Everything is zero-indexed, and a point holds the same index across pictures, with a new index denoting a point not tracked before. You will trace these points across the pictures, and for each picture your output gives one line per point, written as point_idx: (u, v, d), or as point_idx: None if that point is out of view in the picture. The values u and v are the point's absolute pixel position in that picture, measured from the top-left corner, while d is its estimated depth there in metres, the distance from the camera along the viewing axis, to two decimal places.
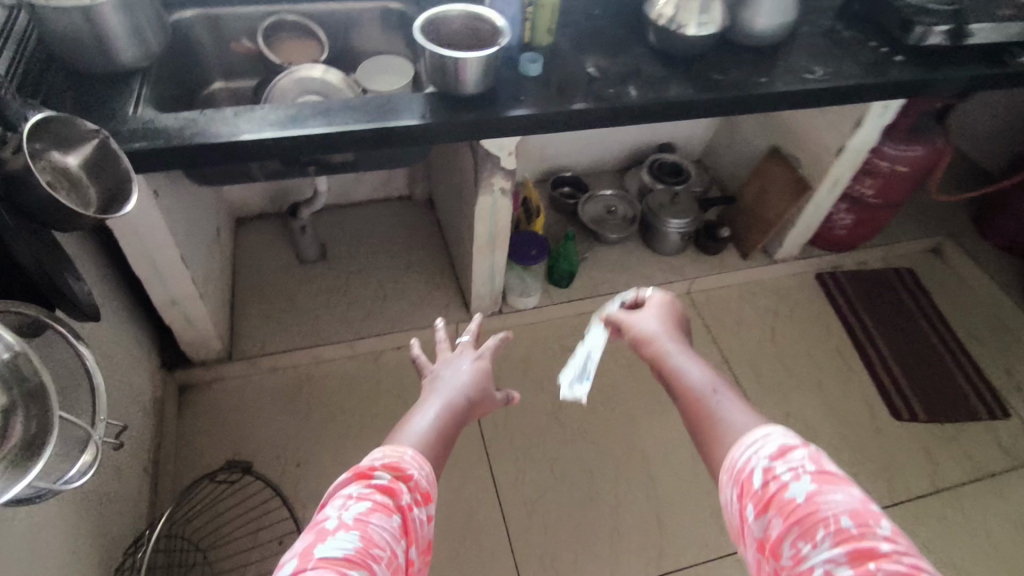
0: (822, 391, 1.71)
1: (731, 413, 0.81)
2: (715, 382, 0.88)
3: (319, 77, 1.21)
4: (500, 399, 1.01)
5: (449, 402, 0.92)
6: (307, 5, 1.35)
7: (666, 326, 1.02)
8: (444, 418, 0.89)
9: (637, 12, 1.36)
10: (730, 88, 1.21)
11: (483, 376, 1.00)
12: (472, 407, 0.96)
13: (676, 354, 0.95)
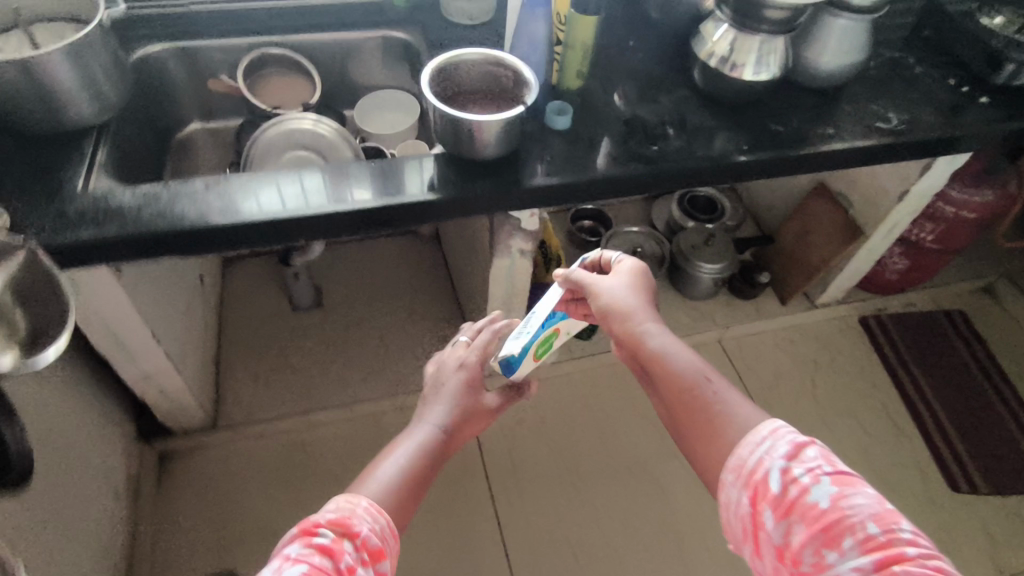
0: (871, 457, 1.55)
1: (732, 406, 0.76)
2: (702, 367, 0.81)
3: (309, 129, 1.03)
4: (491, 408, 1.01)
5: (426, 434, 0.91)
6: (296, 36, 1.16)
7: (637, 294, 0.90)
8: (423, 447, 0.89)
9: (678, 46, 1.17)
10: (792, 142, 1.03)
11: (467, 390, 0.99)
12: (459, 428, 0.96)
13: (654, 331, 0.84)
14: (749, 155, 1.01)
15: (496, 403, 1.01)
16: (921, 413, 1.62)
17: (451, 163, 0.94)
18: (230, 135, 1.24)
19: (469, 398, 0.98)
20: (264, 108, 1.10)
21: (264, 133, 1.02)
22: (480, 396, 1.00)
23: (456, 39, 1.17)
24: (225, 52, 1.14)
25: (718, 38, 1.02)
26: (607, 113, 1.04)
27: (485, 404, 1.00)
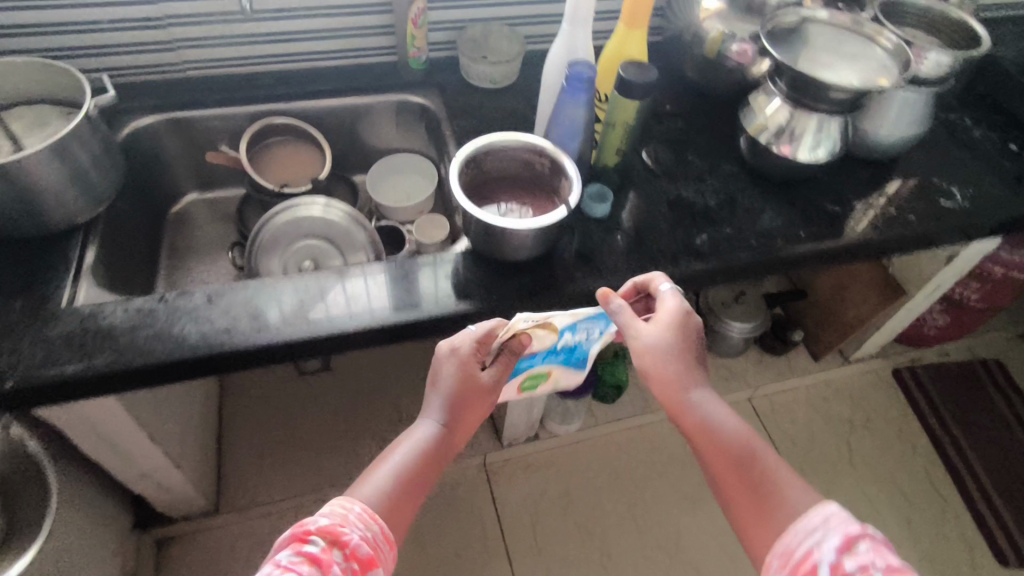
0: (911, 527, 1.47)
1: (779, 483, 0.70)
2: (748, 437, 0.74)
3: (320, 215, 0.93)
4: (494, 383, 0.77)
5: (421, 437, 0.74)
6: (303, 102, 1.06)
7: (675, 346, 0.76)
8: (418, 449, 0.73)
9: (720, 109, 1.07)
10: (851, 226, 0.95)
11: (465, 368, 0.76)
12: (459, 417, 0.75)
13: (696, 389, 0.76)
14: (807, 243, 0.92)
15: (497, 377, 0.77)
16: (963, 476, 1.56)
17: (482, 263, 0.85)
18: (231, 205, 1.14)
19: (467, 385, 0.76)
20: (271, 187, 1.00)
21: (271, 217, 0.92)
22: (480, 375, 0.77)
23: (478, 104, 1.07)
24: (226, 121, 1.04)
25: (771, 112, 0.94)
26: (649, 194, 0.96)
27: (486, 380, 0.77)
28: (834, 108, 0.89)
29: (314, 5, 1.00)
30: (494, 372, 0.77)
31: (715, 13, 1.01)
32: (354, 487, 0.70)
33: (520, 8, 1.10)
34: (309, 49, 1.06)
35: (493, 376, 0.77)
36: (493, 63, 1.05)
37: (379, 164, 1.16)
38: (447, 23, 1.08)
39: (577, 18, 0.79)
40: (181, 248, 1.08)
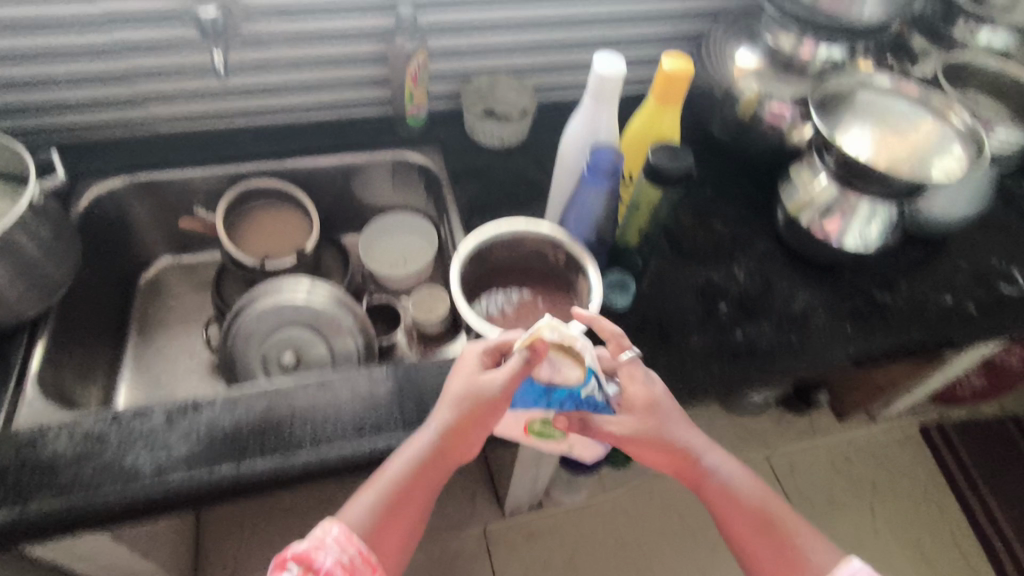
0: None
1: (805, 548, 0.65)
2: (770, 501, 0.68)
3: (301, 301, 0.83)
4: (501, 390, 0.62)
5: (415, 445, 0.64)
6: (288, 161, 0.96)
7: (664, 415, 0.66)
8: (411, 463, 0.63)
9: (750, 176, 0.97)
10: (902, 318, 0.84)
11: (470, 371, 0.65)
12: (462, 429, 0.63)
13: (706, 452, 0.68)
14: (855, 339, 0.81)
15: (503, 383, 0.62)
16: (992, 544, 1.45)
17: None
18: (209, 270, 1.03)
19: (469, 389, 0.63)
20: (250, 263, 0.89)
21: (256, 296, 0.83)
22: (485, 378, 0.63)
23: (483, 167, 0.96)
24: (202, 183, 0.94)
25: (817, 185, 0.83)
26: (674, 281, 0.85)
27: (491, 384, 0.62)
28: (892, 194, 0.78)
29: (302, 57, 0.89)
30: (502, 373, 0.62)
31: (749, 71, 0.90)
32: (344, 509, 0.63)
33: (532, 58, 0.99)
34: (295, 103, 0.95)
35: (501, 378, 0.62)
36: (502, 122, 0.94)
37: (374, 226, 1.05)
38: (450, 74, 0.97)
39: (602, 95, 0.68)
40: (152, 321, 0.98)
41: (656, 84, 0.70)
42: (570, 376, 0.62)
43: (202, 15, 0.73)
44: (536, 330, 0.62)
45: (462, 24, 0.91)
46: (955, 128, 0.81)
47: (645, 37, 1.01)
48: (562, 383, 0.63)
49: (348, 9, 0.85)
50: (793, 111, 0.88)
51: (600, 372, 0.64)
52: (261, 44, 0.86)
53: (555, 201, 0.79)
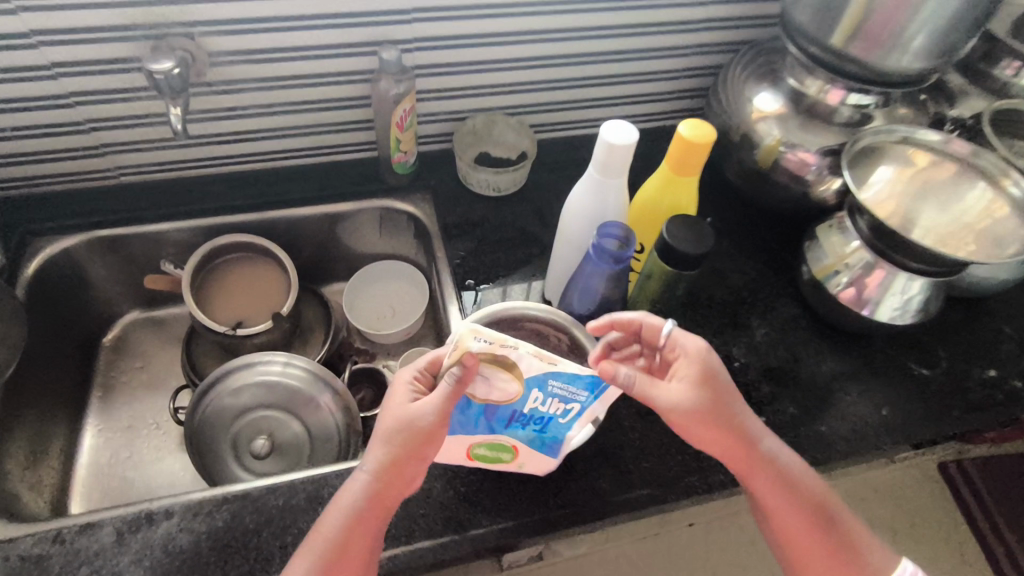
0: None
1: (861, 552, 0.60)
2: (826, 496, 0.60)
3: (274, 379, 0.76)
4: (433, 419, 0.52)
5: (350, 488, 0.55)
6: (263, 212, 0.87)
7: (725, 394, 0.56)
8: (347, 511, 0.54)
9: (771, 227, 0.88)
10: (943, 398, 0.76)
11: (396, 403, 0.55)
12: (394, 467, 0.54)
13: (766, 441, 0.59)
14: (892, 424, 0.73)
15: (432, 412, 0.52)
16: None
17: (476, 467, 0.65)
18: (181, 325, 0.95)
19: (396, 423, 0.54)
20: (221, 331, 0.81)
21: (235, 369, 0.76)
22: (412, 405, 0.54)
23: (478, 219, 0.87)
24: (168, 238, 0.85)
25: (849, 249, 0.75)
26: None
27: (419, 414, 0.53)
28: (928, 266, 0.69)
29: (275, 101, 0.80)
30: (429, 400, 0.53)
31: (769, 115, 0.81)
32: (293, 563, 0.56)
33: (531, 96, 0.90)
34: (270, 149, 0.87)
35: (428, 406, 0.53)
36: (497, 171, 0.85)
37: (358, 278, 0.96)
38: (442, 115, 0.88)
39: (609, 167, 0.60)
40: (115, 386, 0.89)
41: (670, 152, 0.61)
42: (508, 392, 0.53)
43: (155, 70, 0.64)
44: (457, 343, 0.51)
45: (452, 64, 0.82)
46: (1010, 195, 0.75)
47: (656, 72, 0.92)
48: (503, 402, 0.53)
49: (324, 50, 0.76)
50: (817, 162, 0.79)
51: (549, 387, 0.53)
52: (228, 88, 0.77)
53: (559, 270, 0.71)
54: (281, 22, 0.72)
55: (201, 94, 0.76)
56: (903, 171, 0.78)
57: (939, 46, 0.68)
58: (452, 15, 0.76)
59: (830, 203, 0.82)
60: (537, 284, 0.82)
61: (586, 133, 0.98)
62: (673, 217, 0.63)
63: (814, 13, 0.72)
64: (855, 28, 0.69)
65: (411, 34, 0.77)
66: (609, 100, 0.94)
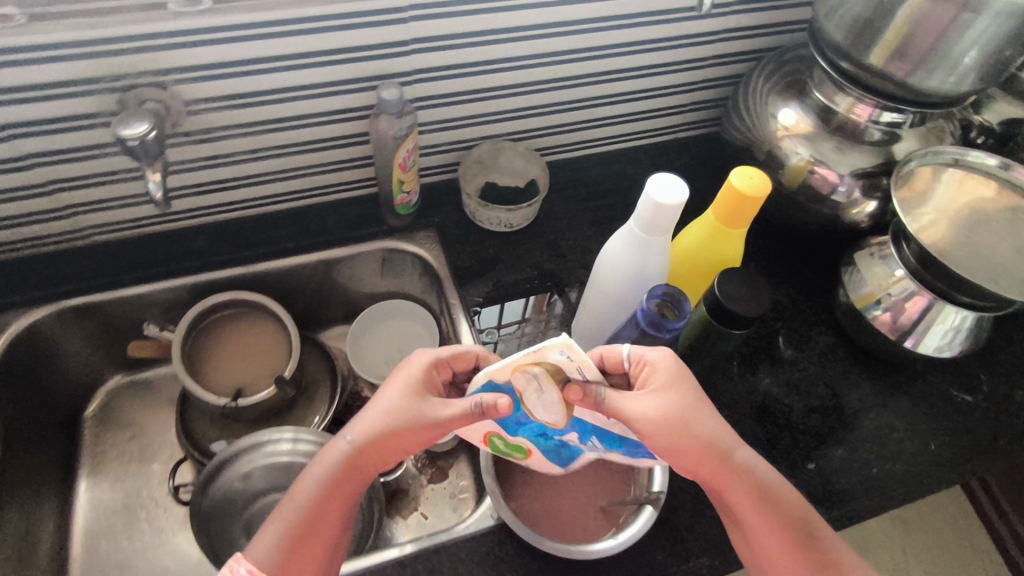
0: None
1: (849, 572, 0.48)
2: (805, 512, 0.50)
3: (285, 458, 0.68)
4: (446, 423, 0.50)
5: (330, 457, 0.51)
6: (254, 265, 0.79)
7: (687, 399, 0.50)
8: (322, 481, 0.50)
9: (798, 249, 0.85)
10: (989, 425, 0.73)
11: (408, 386, 0.52)
12: (392, 444, 0.50)
13: (733, 443, 0.50)
14: (942, 460, 0.71)
15: (451, 418, 0.50)
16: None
17: (522, 549, 0.61)
18: (169, 386, 0.87)
19: (403, 406, 0.51)
20: (222, 404, 0.73)
21: (249, 446, 0.68)
22: (427, 402, 0.51)
23: (491, 259, 0.81)
24: (151, 300, 0.77)
25: (896, 275, 0.70)
26: (730, 398, 0.72)
27: (432, 411, 0.50)
28: (982, 302, 0.65)
29: (261, 146, 0.72)
30: (450, 405, 0.50)
31: (798, 133, 0.76)
32: (255, 536, 0.50)
33: (539, 120, 0.83)
34: (257, 195, 0.79)
35: (445, 408, 0.50)
36: (511, 209, 0.79)
37: (361, 321, 0.88)
38: (444, 146, 0.81)
39: (656, 225, 0.54)
40: (103, 463, 0.81)
41: (721, 203, 0.56)
42: (552, 416, 0.49)
43: (126, 136, 0.55)
44: (540, 351, 0.46)
45: (456, 95, 0.75)
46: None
47: (669, 86, 0.86)
48: (544, 420, 0.50)
49: (315, 90, 0.68)
50: (846, 184, 0.74)
51: (588, 437, 0.53)
52: (208, 137, 0.69)
53: (594, 323, 0.66)
54: (265, 64, 0.63)
55: (178, 144, 0.68)
56: (947, 196, 0.72)
57: (991, 64, 0.63)
58: (456, 43, 0.69)
59: (863, 224, 0.78)
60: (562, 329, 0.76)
61: (596, 152, 0.92)
62: (723, 271, 0.58)
63: (850, 28, 0.67)
64: (898, 45, 0.64)
65: (410, 67, 0.69)
66: (620, 118, 0.88)
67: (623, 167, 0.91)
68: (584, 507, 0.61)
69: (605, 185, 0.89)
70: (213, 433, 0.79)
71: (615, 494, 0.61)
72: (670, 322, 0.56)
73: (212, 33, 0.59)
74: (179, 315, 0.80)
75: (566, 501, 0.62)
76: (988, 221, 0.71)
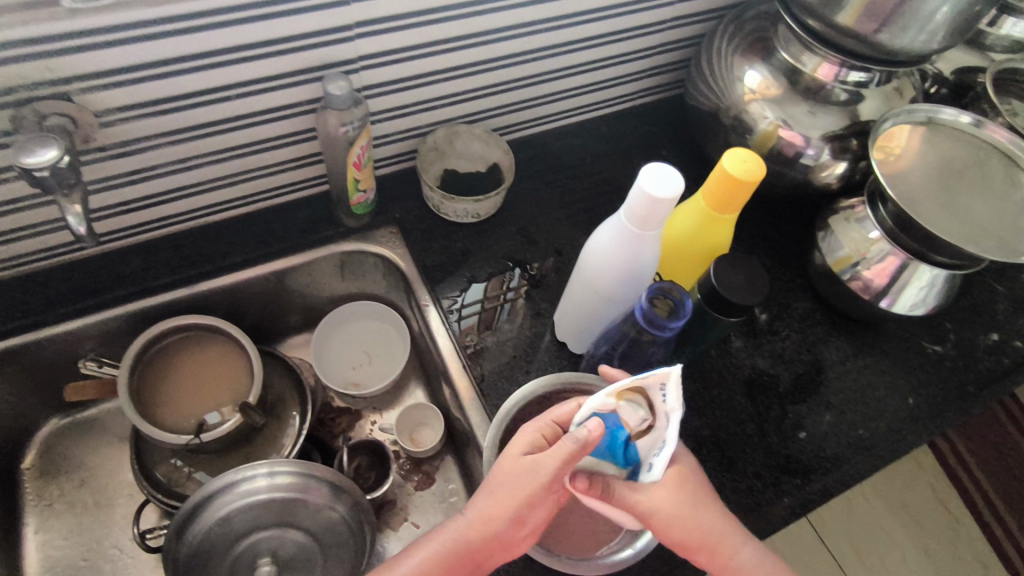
0: (932, 559, 1.36)
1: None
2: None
3: (262, 498, 0.63)
4: (553, 480, 0.46)
5: (448, 529, 0.50)
6: (197, 286, 0.71)
7: (695, 493, 0.50)
8: (438, 553, 0.50)
9: (767, 214, 0.84)
10: (959, 374, 0.76)
11: (516, 449, 0.49)
12: (500, 514, 0.48)
13: (735, 544, 0.50)
14: (921, 414, 0.73)
15: (551, 472, 0.46)
16: (967, 487, 1.41)
17: (531, 559, 0.60)
18: (118, 420, 0.80)
19: (509, 471, 0.48)
20: (185, 441, 0.66)
21: (223, 485, 0.63)
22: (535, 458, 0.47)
23: (461, 253, 0.76)
24: (83, 336, 0.68)
25: (873, 238, 0.70)
26: (717, 376, 0.73)
27: (536, 469, 0.47)
28: (954, 262, 0.66)
29: (192, 154, 0.64)
30: (548, 458, 0.46)
31: (765, 95, 0.72)
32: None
33: (496, 99, 0.78)
34: (191, 206, 0.70)
35: (547, 463, 0.46)
36: (478, 199, 0.73)
37: (322, 331, 0.82)
38: (397, 135, 0.75)
39: (650, 220, 0.51)
40: (51, 516, 0.73)
41: (715, 189, 0.54)
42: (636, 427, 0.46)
43: (32, 166, 0.48)
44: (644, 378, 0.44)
45: (406, 80, 0.68)
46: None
47: (628, 53, 0.82)
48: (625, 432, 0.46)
49: (245, 88, 0.60)
50: (814, 147, 0.71)
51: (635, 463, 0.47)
52: (129, 150, 0.60)
53: (585, 318, 0.63)
54: (188, 64, 0.55)
55: (93, 161, 0.59)
56: (923, 157, 0.70)
57: (962, 21, 0.61)
58: (400, 24, 0.62)
59: (833, 187, 0.76)
60: (543, 320, 0.73)
61: (556, 126, 0.88)
62: (717, 257, 0.57)
63: None
64: (869, 6, 0.60)
65: (354, 54, 0.62)
66: (580, 90, 0.83)
67: (586, 141, 0.87)
68: (591, 511, 0.58)
69: (570, 161, 0.85)
70: (177, 470, 0.73)
71: None
72: (670, 320, 0.54)
73: (114, 32, 0.50)
74: (118, 347, 0.72)
75: (572, 507, 0.58)
76: (967, 181, 0.68)
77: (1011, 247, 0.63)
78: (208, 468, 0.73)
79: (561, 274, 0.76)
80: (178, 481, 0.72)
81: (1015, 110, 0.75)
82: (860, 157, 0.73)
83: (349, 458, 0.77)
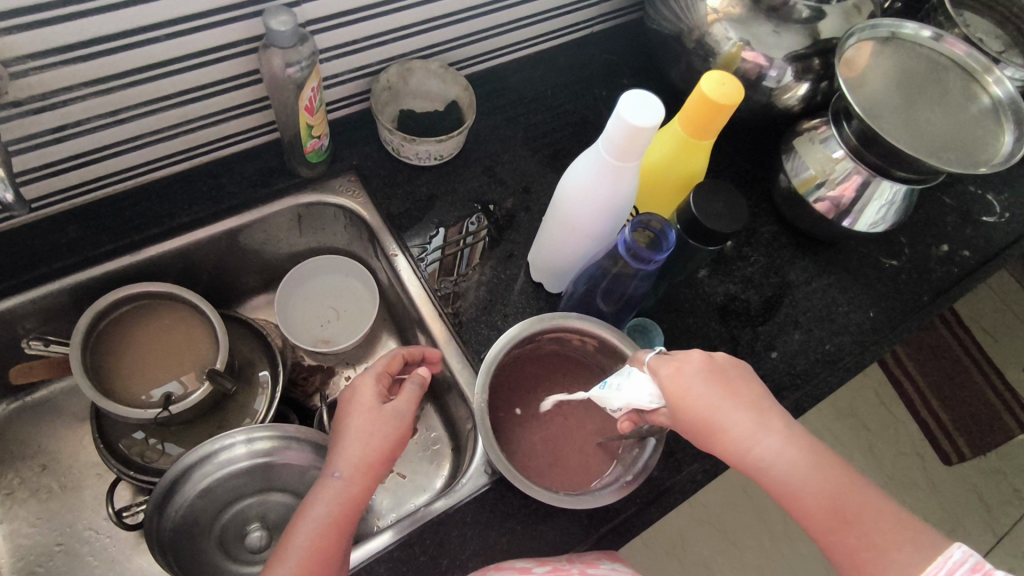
0: (875, 457, 1.44)
1: (887, 546, 0.41)
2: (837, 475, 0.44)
3: (239, 464, 0.61)
4: (410, 418, 0.54)
5: (321, 500, 0.49)
6: (139, 253, 0.65)
7: (703, 399, 0.46)
8: (325, 521, 0.48)
9: (730, 141, 0.84)
10: (914, 286, 0.79)
11: (367, 403, 0.53)
12: (370, 462, 0.51)
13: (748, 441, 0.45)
14: (881, 326, 0.76)
15: (410, 412, 0.54)
16: (908, 388, 1.52)
17: (525, 497, 0.61)
18: (75, 398, 0.75)
19: (373, 423, 0.52)
20: (153, 415, 0.63)
21: (201, 457, 0.60)
22: (388, 407, 0.53)
23: (426, 198, 0.73)
24: (22, 315, 0.62)
25: (836, 156, 0.70)
26: (691, 305, 0.74)
27: (395, 412, 0.53)
28: (915, 176, 0.67)
29: (122, 105, 0.58)
30: (402, 399, 0.54)
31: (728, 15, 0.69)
32: None
33: (451, 31, 0.73)
34: (124, 164, 0.64)
35: (402, 407, 0.54)
36: (441, 138, 0.69)
37: (283, 291, 0.78)
38: (347, 74, 0.70)
39: (630, 150, 0.50)
40: (12, 506, 0.69)
41: (692, 114, 0.53)
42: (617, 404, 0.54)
43: None
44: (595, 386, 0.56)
45: (353, 13, 0.62)
46: (989, 99, 0.69)
47: None
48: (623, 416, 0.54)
49: (174, 26, 0.53)
50: (777, 67, 0.70)
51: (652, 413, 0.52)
52: (48, 104, 0.53)
53: (564, 256, 0.62)
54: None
55: (7, 119, 0.53)
56: (886, 74, 0.70)
57: None
58: None
59: (795, 108, 0.76)
60: (516, 263, 0.72)
61: (513, 58, 0.83)
62: (695, 186, 0.56)
63: None
64: None
65: None
66: (536, 18, 0.79)
67: (545, 73, 0.84)
68: (582, 447, 0.58)
69: (530, 95, 0.82)
70: (146, 446, 0.69)
71: (611, 429, 0.59)
72: (648, 253, 0.53)
73: None
74: (61, 322, 0.66)
75: (563, 442, 0.58)
76: (926, 97, 0.69)
77: (968, 158, 0.64)
78: (179, 440, 0.70)
79: (531, 213, 0.74)
80: (148, 457, 0.69)
81: (967, 22, 0.77)
82: (821, 78, 0.72)
83: (328, 416, 0.75)
